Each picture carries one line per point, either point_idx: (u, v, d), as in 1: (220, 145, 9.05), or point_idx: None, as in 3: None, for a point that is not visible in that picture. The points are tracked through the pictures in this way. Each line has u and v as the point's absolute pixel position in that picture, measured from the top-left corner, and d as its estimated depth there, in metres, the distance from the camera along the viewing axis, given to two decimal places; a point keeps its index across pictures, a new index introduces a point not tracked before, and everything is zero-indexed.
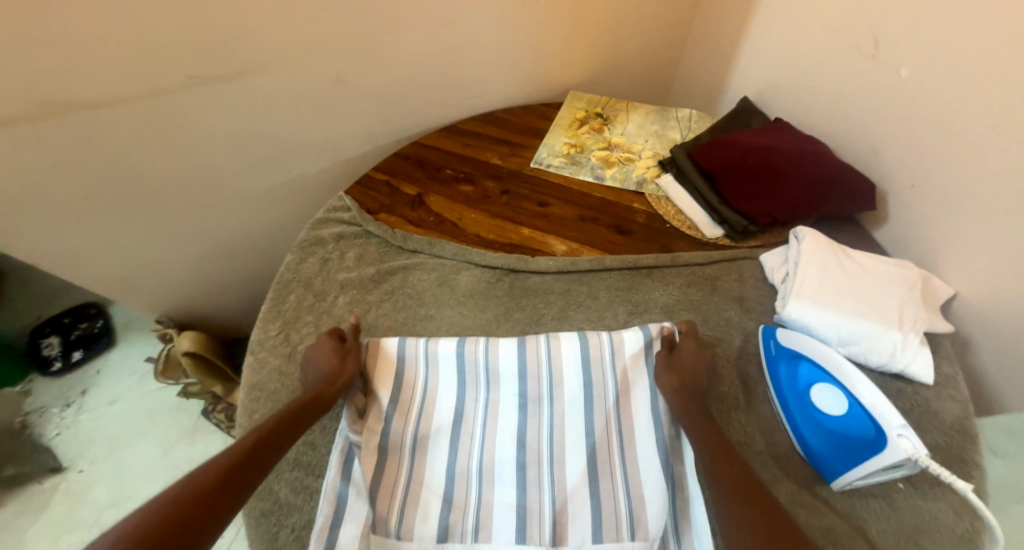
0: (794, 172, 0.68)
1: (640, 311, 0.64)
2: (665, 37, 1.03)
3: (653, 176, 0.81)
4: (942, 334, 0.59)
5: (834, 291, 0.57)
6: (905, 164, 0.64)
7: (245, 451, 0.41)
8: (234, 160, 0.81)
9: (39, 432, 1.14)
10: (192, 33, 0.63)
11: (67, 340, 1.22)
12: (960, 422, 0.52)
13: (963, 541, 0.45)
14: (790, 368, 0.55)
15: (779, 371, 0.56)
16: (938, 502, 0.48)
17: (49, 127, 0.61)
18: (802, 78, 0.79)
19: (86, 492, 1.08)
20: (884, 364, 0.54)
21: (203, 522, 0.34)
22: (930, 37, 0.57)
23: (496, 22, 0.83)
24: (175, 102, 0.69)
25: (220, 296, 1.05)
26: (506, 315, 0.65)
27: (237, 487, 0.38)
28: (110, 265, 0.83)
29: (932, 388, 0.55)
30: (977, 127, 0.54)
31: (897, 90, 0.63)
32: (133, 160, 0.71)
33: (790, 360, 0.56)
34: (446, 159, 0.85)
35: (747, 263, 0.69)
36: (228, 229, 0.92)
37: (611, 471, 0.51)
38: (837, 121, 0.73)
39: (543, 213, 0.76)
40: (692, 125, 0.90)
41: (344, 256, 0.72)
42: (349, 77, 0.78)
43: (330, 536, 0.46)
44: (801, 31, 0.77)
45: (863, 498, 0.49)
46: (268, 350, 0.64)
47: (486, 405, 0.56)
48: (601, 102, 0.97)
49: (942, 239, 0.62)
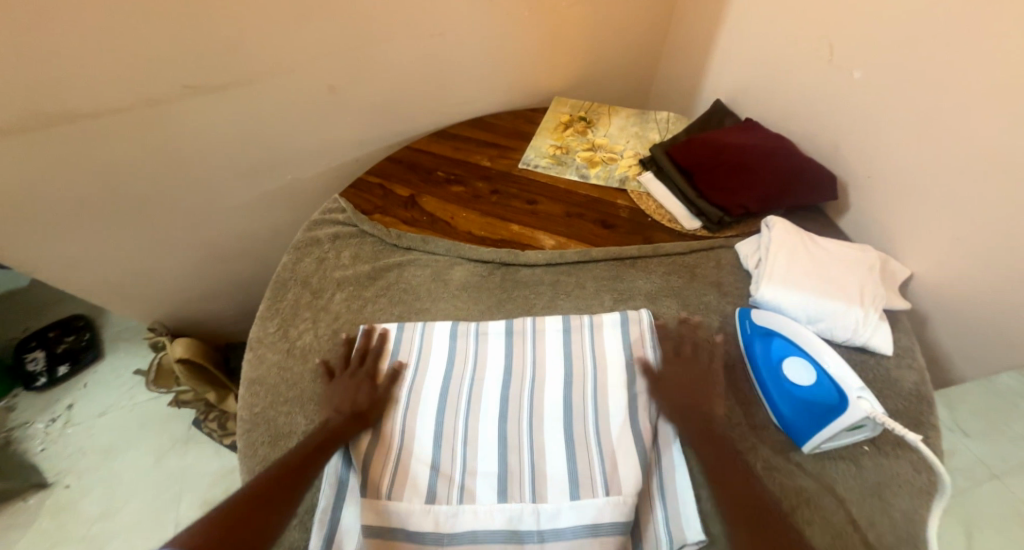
0: (764, 166, 0.73)
1: (625, 298, 0.68)
2: (643, 45, 1.09)
3: (635, 174, 0.86)
4: (901, 312, 0.64)
5: (802, 273, 0.62)
6: (862, 158, 0.70)
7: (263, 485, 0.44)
8: (229, 167, 0.83)
9: (25, 447, 1.13)
10: (190, 45, 0.66)
11: (53, 354, 1.23)
12: (918, 388, 0.57)
13: (922, 493, 0.50)
14: (764, 344, 0.59)
15: (755, 347, 0.59)
16: (898, 460, 0.53)
17: (44, 136, 0.64)
18: (768, 81, 0.84)
19: (76, 505, 1.07)
20: (848, 339, 0.59)
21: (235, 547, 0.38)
22: (878, 43, 0.63)
23: (482, 31, 0.87)
24: (172, 112, 0.71)
25: (213, 302, 1.07)
26: (498, 306, 0.68)
27: (266, 516, 0.42)
28: (104, 270, 0.85)
29: (892, 358, 0.60)
30: (924, 122, 0.60)
31: (853, 91, 0.68)
32: (128, 168, 0.74)
33: (763, 337, 0.60)
34: (437, 163, 0.89)
35: (724, 252, 0.73)
36: (223, 235, 0.94)
37: (585, 427, 0.55)
38: (802, 120, 0.79)
39: (532, 211, 0.80)
40: (670, 127, 0.95)
41: (340, 255, 0.75)
42: (342, 86, 0.82)
43: (332, 516, 0.49)
44: (766, 38, 0.83)
45: (831, 460, 0.53)
46: (267, 346, 0.66)
47: (472, 381, 0.60)
48: (583, 107, 1.01)
49: (899, 225, 0.68)
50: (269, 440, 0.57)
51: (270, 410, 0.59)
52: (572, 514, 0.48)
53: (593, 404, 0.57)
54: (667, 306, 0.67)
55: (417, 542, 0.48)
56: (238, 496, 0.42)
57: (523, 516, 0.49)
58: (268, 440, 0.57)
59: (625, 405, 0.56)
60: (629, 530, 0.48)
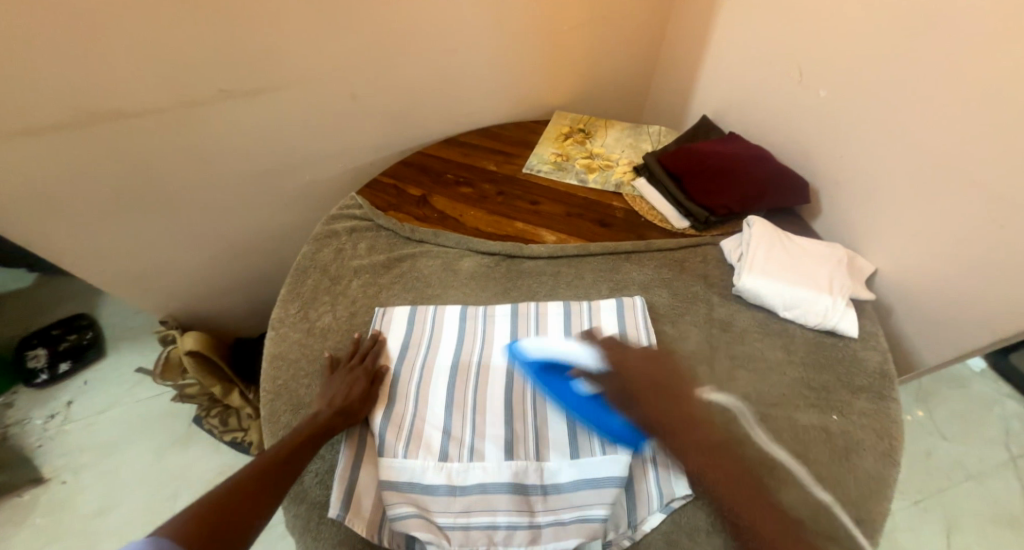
0: (745, 173, 0.80)
1: (620, 288, 0.74)
2: (637, 66, 1.18)
3: (629, 179, 0.94)
4: (867, 302, 0.72)
5: (778, 267, 0.69)
6: (832, 167, 0.78)
7: (274, 459, 0.49)
8: (251, 167, 0.89)
9: (23, 442, 1.15)
10: (228, 52, 0.72)
11: (54, 352, 1.26)
12: (881, 366, 0.64)
13: (885, 456, 0.55)
14: (551, 372, 0.62)
15: (543, 381, 0.62)
16: (865, 427, 0.58)
17: (89, 131, 0.70)
18: (748, 99, 0.93)
19: (72, 500, 1.08)
20: (819, 323, 0.66)
21: (238, 527, 0.41)
22: (843, 65, 0.72)
23: (490, 48, 0.95)
24: (206, 112, 0.77)
25: (225, 297, 1.11)
26: (503, 293, 0.74)
27: (268, 495, 0.45)
28: (125, 262, 0.90)
29: (859, 341, 0.67)
30: (884, 135, 0.68)
31: (822, 107, 0.77)
32: (159, 164, 0.79)
33: (546, 369, 0.62)
34: (447, 166, 0.96)
35: (710, 249, 0.80)
36: (240, 231, 0.99)
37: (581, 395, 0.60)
38: (779, 134, 0.87)
39: (535, 210, 0.87)
40: (661, 139, 1.03)
41: (357, 246, 0.81)
42: (362, 94, 0.89)
43: (351, 475, 0.54)
44: (746, 61, 0.92)
45: (806, 427, 0.58)
46: (289, 326, 0.71)
47: (480, 357, 0.65)
48: (582, 120, 1.10)
49: (864, 225, 0.75)
50: (291, 409, 0.62)
51: (291, 381, 0.64)
52: (572, 470, 0.54)
53: (590, 379, 0.62)
54: (658, 295, 0.73)
55: (430, 493, 0.53)
56: (250, 469, 0.47)
57: (528, 471, 0.54)
58: (290, 409, 0.62)
59: None
60: (625, 484, 0.53)
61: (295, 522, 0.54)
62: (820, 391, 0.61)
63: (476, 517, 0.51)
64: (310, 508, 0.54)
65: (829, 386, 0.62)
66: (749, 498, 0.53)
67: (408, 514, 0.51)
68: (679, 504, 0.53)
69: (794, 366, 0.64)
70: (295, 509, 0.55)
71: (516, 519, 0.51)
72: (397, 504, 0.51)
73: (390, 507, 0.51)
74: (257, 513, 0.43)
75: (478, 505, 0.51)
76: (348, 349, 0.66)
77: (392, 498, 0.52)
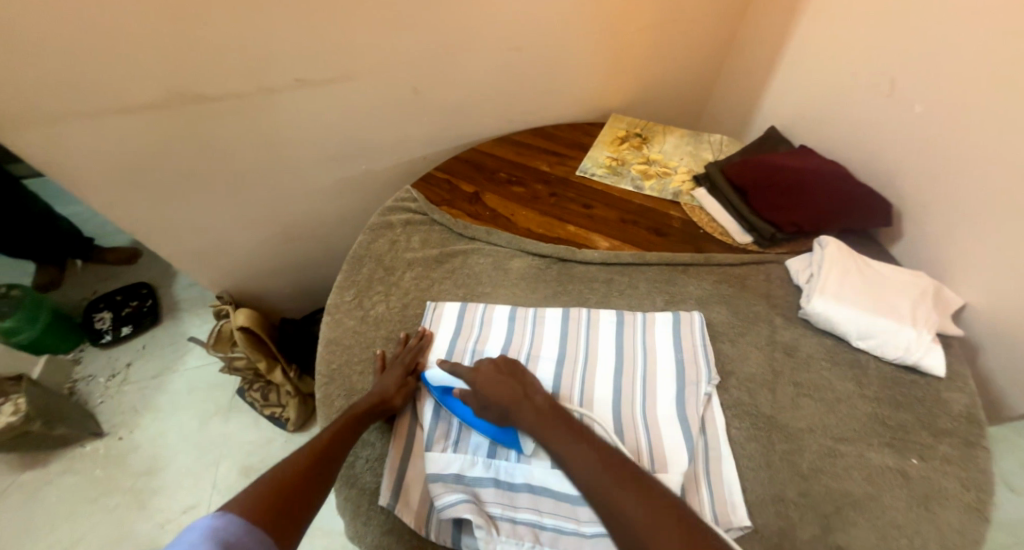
0: (819, 190, 0.76)
1: (676, 300, 0.72)
2: (702, 70, 1.14)
3: (688, 189, 0.90)
4: (953, 338, 0.67)
5: (853, 291, 0.65)
6: (917, 189, 0.73)
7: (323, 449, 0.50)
8: (314, 155, 0.91)
9: (86, 398, 1.23)
10: (305, 44, 0.74)
11: (117, 316, 1.35)
12: (967, 410, 0.59)
13: (972, 510, 0.51)
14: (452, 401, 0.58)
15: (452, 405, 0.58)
16: (948, 475, 0.54)
17: (172, 113, 0.73)
18: (825, 111, 0.88)
19: (126, 457, 1.14)
20: (899, 357, 0.62)
21: (285, 524, 0.42)
22: (941, 81, 0.67)
23: (556, 47, 0.94)
24: (279, 101, 0.79)
25: (276, 278, 1.15)
26: (555, 296, 0.73)
27: (316, 486, 0.46)
28: (190, 238, 0.94)
29: (943, 381, 0.62)
30: (985, 160, 0.63)
31: (913, 124, 0.71)
32: (231, 148, 0.82)
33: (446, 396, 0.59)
34: (501, 164, 0.95)
35: (774, 267, 0.76)
36: (297, 215, 1.02)
37: (631, 406, 0.59)
38: (858, 150, 0.82)
39: (588, 214, 0.86)
40: (724, 148, 0.99)
41: (411, 239, 0.81)
42: (426, 89, 0.89)
43: (401, 467, 0.54)
44: (826, 70, 0.86)
45: (879, 469, 0.54)
46: (344, 312, 0.72)
47: (528, 357, 0.63)
48: (640, 123, 1.07)
49: (953, 253, 0.70)
50: (345, 395, 0.63)
51: (344, 368, 0.65)
52: None
53: (643, 393, 0.60)
54: (716, 310, 0.70)
55: (478, 486, 0.53)
56: (301, 458, 0.48)
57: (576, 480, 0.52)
58: (343, 394, 0.63)
59: (672, 399, 0.59)
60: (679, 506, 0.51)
61: (345, 505, 0.55)
62: (898, 430, 0.57)
63: (522, 513, 0.51)
64: (360, 494, 0.55)
65: (908, 427, 0.58)
66: (816, 537, 0.49)
67: (458, 500, 0.50)
68: (735, 535, 0.50)
69: (866, 401, 0.60)
70: (345, 492, 0.55)
71: (562, 524, 0.50)
72: (443, 495, 0.51)
73: (437, 498, 0.51)
74: (304, 506, 0.44)
75: (526, 501, 0.52)
76: (397, 345, 0.66)
77: (439, 489, 0.52)
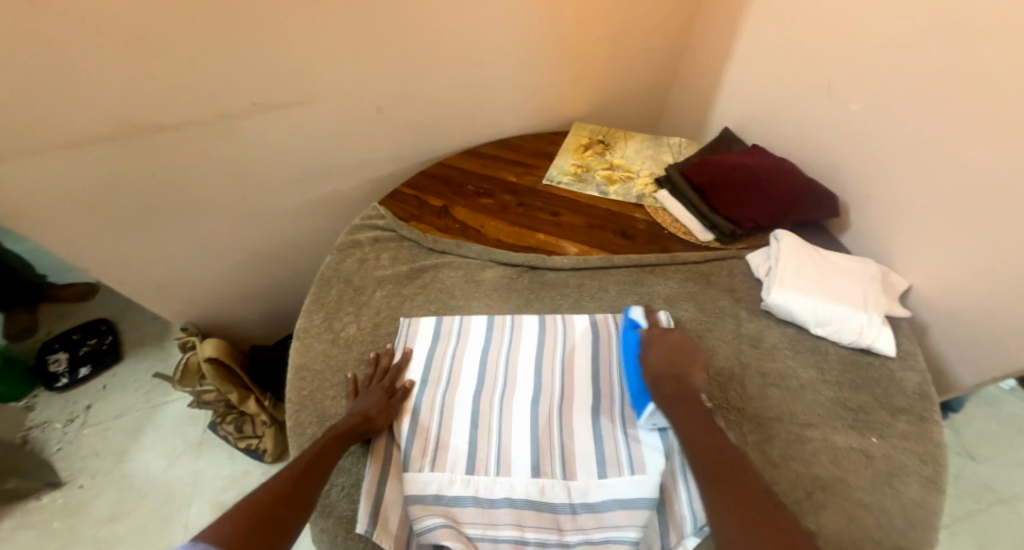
0: (773, 186, 0.80)
1: (645, 301, 0.74)
2: (657, 76, 1.18)
3: (651, 191, 0.93)
4: (903, 320, 0.71)
5: (810, 281, 0.68)
6: (861, 181, 0.77)
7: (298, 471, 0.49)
8: (277, 178, 0.90)
9: (42, 446, 1.16)
10: (260, 68, 0.73)
11: (74, 356, 1.27)
12: (920, 387, 0.62)
13: (929, 482, 0.54)
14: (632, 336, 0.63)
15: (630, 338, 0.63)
16: (906, 451, 0.56)
17: (124, 144, 0.71)
18: (774, 111, 0.92)
19: (87, 505, 1.08)
20: (854, 341, 0.65)
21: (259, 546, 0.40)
22: (875, 80, 0.71)
23: (514, 61, 0.96)
24: (236, 126, 0.78)
25: (244, 306, 1.12)
26: (527, 304, 0.74)
27: (292, 511, 0.44)
28: (149, 270, 0.91)
29: (896, 361, 0.65)
30: (919, 152, 0.67)
31: (853, 121, 0.76)
32: (188, 176, 0.80)
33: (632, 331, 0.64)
34: (468, 178, 0.96)
35: (736, 262, 0.79)
36: (262, 240, 1.00)
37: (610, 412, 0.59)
38: (805, 147, 0.86)
39: (556, 221, 0.87)
40: (682, 151, 1.03)
41: (380, 257, 0.81)
42: (388, 107, 0.89)
43: (378, 489, 0.53)
44: (771, 73, 0.91)
45: (844, 450, 0.56)
46: (313, 337, 0.71)
47: (506, 365, 0.65)
48: (601, 130, 1.09)
49: (898, 239, 0.74)
50: (317, 420, 0.62)
51: (316, 393, 0.64)
52: (602, 491, 0.52)
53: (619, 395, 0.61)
54: (683, 309, 0.72)
55: (459, 505, 0.52)
56: (276, 483, 0.46)
57: (555, 489, 0.53)
58: (316, 421, 0.61)
59: None
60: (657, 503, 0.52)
61: (323, 536, 0.53)
62: (859, 411, 0.60)
63: (504, 530, 0.50)
64: (338, 523, 0.53)
65: (867, 407, 0.61)
66: None
67: (436, 525, 0.49)
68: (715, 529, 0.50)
69: (828, 386, 0.63)
70: (322, 523, 0.54)
71: (544, 536, 0.50)
72: (424, 517, 0.50)
73: (417, 521, 0.50)
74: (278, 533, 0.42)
75: (507, 517, 0.51)
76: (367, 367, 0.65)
77: (419, 512, 0.51)
